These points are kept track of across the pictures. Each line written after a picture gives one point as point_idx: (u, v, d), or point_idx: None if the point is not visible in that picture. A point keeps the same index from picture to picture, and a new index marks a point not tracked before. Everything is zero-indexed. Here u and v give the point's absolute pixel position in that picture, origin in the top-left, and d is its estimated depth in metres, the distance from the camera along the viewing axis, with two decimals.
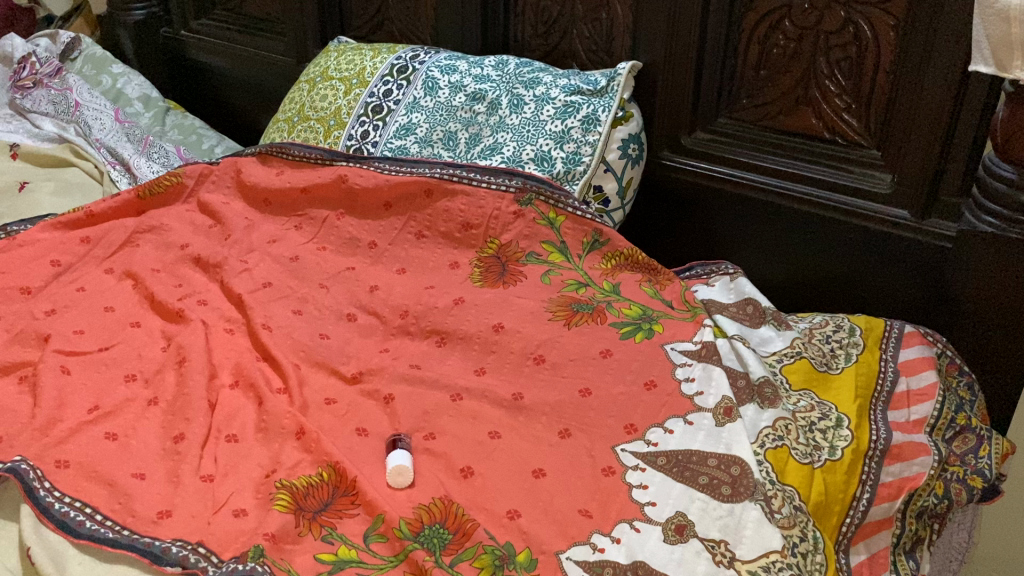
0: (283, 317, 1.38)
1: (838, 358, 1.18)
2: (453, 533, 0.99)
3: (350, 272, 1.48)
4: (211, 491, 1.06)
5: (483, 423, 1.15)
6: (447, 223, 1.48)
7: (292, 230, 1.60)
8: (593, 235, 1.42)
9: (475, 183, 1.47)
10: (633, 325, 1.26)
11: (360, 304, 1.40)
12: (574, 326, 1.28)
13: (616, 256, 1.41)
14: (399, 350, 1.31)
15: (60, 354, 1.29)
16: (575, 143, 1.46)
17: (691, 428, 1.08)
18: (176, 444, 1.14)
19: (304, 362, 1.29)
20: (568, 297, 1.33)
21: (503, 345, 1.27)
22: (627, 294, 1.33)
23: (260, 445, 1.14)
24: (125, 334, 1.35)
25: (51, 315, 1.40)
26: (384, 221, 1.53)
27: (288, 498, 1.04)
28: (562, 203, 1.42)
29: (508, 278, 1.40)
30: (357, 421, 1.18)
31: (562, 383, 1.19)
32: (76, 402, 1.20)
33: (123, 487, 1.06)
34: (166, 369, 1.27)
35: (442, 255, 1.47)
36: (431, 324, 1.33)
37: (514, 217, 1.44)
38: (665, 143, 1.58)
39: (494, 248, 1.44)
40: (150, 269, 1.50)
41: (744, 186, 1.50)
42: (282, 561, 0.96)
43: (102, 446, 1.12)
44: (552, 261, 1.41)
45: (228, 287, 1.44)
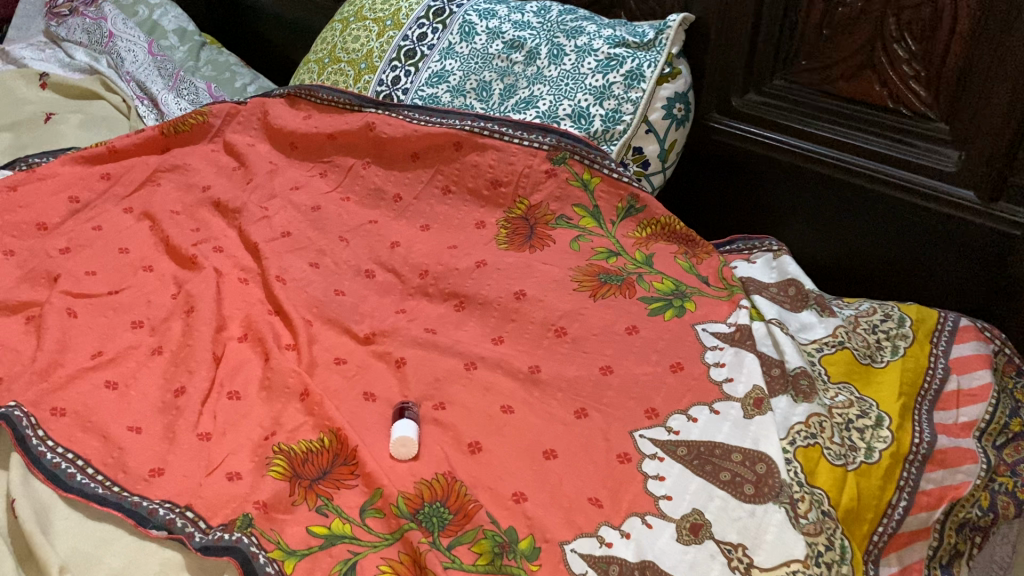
0: (299, 268, 1.32)
1: (884, 350, 1.09)
2: (453, 513, 0.94)
3: (372, 226, 1.42)
4: (207, 449, 1.02)
5: (496, 396, 1.09)
6: (475, 179, 1.40)
7: (317, 177, 1.54)
8: (628, 201, 1.33)
9: (507, 138, 1.39)
10: (663, 301, 1.18)
11: (380, 261, 1.34)
12: (599, 298, 1.20)
13: (651, 224, 1.33)
14: (416, 311, 1.25)
15: (69, 295, 1.25)
16: (617, 100, 1.36)
17: (717, 418, 1.00)
18: (176, 398, 1.09)
19: (317, 318, 1.24)
20: (596, 266, 1.26)
21: (524, 313, 1.19)
22: (659, 267, 1.25)
23: (263, 403, 1.09)
24: (136, 278, 1.31)
25: (65, 254, 1.36)
26: (410, 173, 1.47)
27: (285, 463, 0.99)
28: (597, 163, 1.34)
29: (536, 242, 1.32)
30: (365, 385, 1.13)
31: (583, 359, 1.12)
32: (79, 347, 1.16)
33: (117, 440, 1.02)
34: (175, 317, 1.22)
35: (468, 213, 1.40)
36: (450, 287, 1.26)
37: (546, 176, 1.36)
38: (715, 105, 1.48)
39: (523, 209, 1.37)
40: (169, 211, 1.46)
41: (797, 155, 1.39)
42: (272, 531, 0.91)
43: (101, 396, 1.08)
44: (583, 227, 1.33)
45: (246, 234, 1.39)
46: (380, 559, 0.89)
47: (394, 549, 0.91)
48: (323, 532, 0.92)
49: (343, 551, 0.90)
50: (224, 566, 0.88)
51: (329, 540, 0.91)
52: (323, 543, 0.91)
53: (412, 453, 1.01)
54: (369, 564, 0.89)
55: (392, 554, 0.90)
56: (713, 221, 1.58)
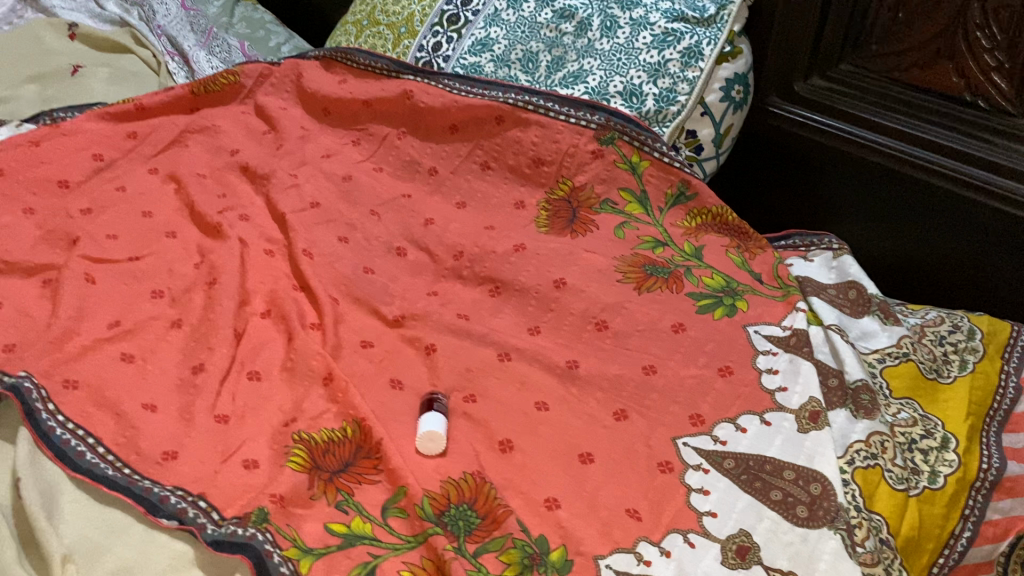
0: (328, 242, 1.26)
1: (951, 365, 1.01)
2: (481, 517, 0.88)
3: (405, 200, 1.35)
4: (225, 432, 0.96)
5: (531, 392, 1.03)
6: (516, 156, 1.33)
7: (350, 145, 1.47)
8: (679, 186, 1.26)
9: (553, 114, 1.31)
10: (713, 298, 1.10)
11: (413, 239, 1.28)
12: (644, 292, 1.12)
13: (701, 213, 1.25)
14: (449, 295, 1.19)
15: (88, 259, 1.19)
16: (672, 78, 1.28)
17: (768, 430, 0.93)
18: (194, 375, 1.04)
19: (344, 297, 1.18)
20: (642, 256, 1.18)
21: (563, 303, 1.13)
22: (709, 261, 1.17)
23: (285, 385, 1.03)
24: (159, 244, 1.25)
25: (87, 216, 1.31)
26: (447, 146, 1.39)
27: (305, 454, 0.94)
28: (648, 145, 1.26)
29: (577, 227, 1.25)
30: (393, 371, 1.07)
31: (625, 357, 1.05)
32: (96, 315, 1.11)
33: (131, 418, 0.97)
34: (197, 288, 1.17)
35: (507, 191, 1.33)
36: (486, 270, 1.20)
37: (592, 157, 1.29)
38: (774, 88, 1.38)
39: (566, 189, 1.30)
40: (196, 174, 1.40)
41: (859, 146, 1.30)
42: (288, 527, 0.86)
43: (117, 369, 1.03)
44: (629, 213, 1.26)
45: (274, 202, 1.32)
46: (401, 564, 0.84)
47: (417, 553, 0.85)
48: (342, 531, 0.86)
49: (363, 553, 0.84)
50: (235, 565, 0.83)
51: (348, 541, 0.85)
52: (342, 544, 0.85)
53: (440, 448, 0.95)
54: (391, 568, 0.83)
55: (415, 559, 0.84)
56: (767, 209, 1.50)
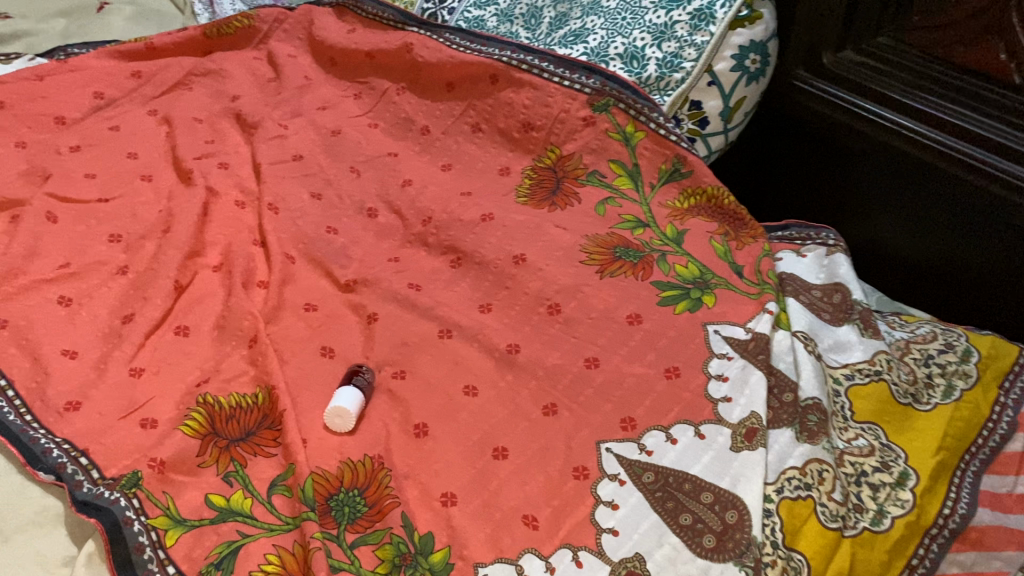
0: (297, 197, 1.21)
1: (933, 391, 0.88)
2: (367, 506, 0.82)
3: (390, 159, 1.28)
4: (134, 388, 0.93)
5: (462, 373, 0.96)
6: (507, 119, 1.24)
7: (351, 98, 1.41)
8: (674, 161, 1.15)
9: (547, 75, 1.21)
10: (679, 290, 0.99)
11: (386, 200, 1.21)
12: (606, 277, 1.02)
13: (695, 193, 1.14)
14: (409, 263, 1.12)
15: (55, 198, 1.18)
16: (678, 42, 1.15)
17: (699, 444, 0.83)
18: (123, 325, 1.01)
19: (301, 256, 1.12)
20: (617, 236, 1.08)
21: (519, 281, 1.04)
22: (688, 248, 1.05)
23: (211, 343, 0.99)
24: (131, 187, 1.23)
25: (73, 152, 1.30)
26: (442, 104, 1.32)
27: (205, 418, 0.89)
28: (644, 114, 1.15)
29: (559, 199, 1.15)
30: (326, 338, 1.01)
31: (569, 345, 0.96)
32: (46, 254, 1.10)
33: (47, 363, 0.95)
34: (153, 235, 1.14)
35: (494, 156, 1.24)
36: (450, 240, 1.12)
37: (583, 124, 1.18)
38: (802, 59, 1.23)
39: (554, 157, 1.20)
40: (190, 118, 1.37)
41: (890, 132, 1.13)
42: (163, 494, 0.82)
43: (49, 313, 1.01)
44: (616, 187, 1.15)
45: (255, 153, 1.28)
46: (269, 547, 0.78)
47: (288, 538, 0.79)
48: (217, 504, 0.82)
49: (231, 531, 0.80)
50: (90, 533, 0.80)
51: (220, 515, 0.81)
52: (214, 517, 0.80)
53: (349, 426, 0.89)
54: (256, 549, 0.78)
55: (284, 544, 0.79)
56: (791, 198, 1.35)
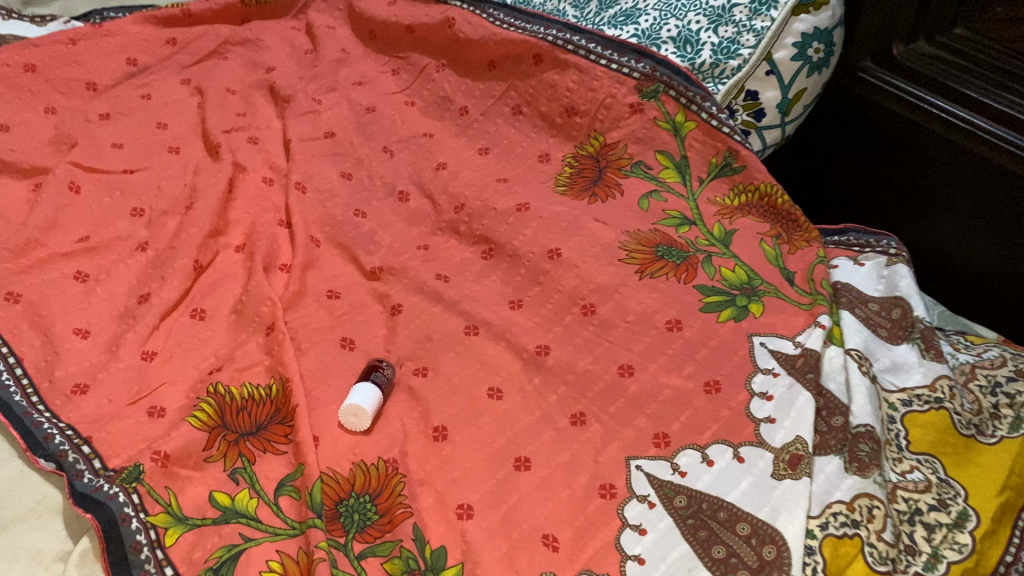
0: (327, 177, 1.16)
1: (999, 422, 0.80)
2: (378, 514, 0.78)
3: (425, 140, 1.23)
4: (145, 373, 0.89)
5: (487, 374, 0.91)
6: (549, 102, 1.17)
7: (388, 74, 1.36)
8: (725, 155, 1.07)
9: (594, 57, 1.14)
10: (724, 297, 0.92)
11: (419, 183, 1.16)
12: (646, 278, 0.95)
13: (746, 190, 1.06)
14: (438, 252, 1.07)
15: (80, 167, 1.14)
16: (736, 27, 1.07)
17: (738, 468, 0.77)
18: (139, 305, 0.97)
19: (326, 240, 1.08)
20: (660, 233, 1.01)
21: (552, 278, 0.98)
22: (736, 250, 0.98)
23: (228, 329, 0.95)
24: (158, 159, 1.19)
25: (103, 120, 1.26)
26: (482, 84, 1.26)
27: (215, 410, 0.85)
28: (696, 103, 1.08)
29: (599, 190, 1.09)
30: (347, 329, 0.97)
31: (603, 350, 0.90)
32: (67, 227, 1.06)
33: (58, 342, 0.91)
34: (176, 211, 1.10)
35: (534, 141, 1.18)
36: (482, 229, 1.07)
37: (629, 111, 1.11)
38: (870, 50, 1.15)
39: (597, 145, 1.13)
40: (223, 88, 1.33)
41: (965, 133, 1.04)
42: (164, 490, 0.78)
43: (65, 288, 0.98)
44: (662, 180, 1.08)
45: (286, 128, 1.23)
46: (272, 553, 0.74)
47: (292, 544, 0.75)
48: (221, 505, 0.77)
49: (233, 533, 0.75)
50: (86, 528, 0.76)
51: (223, 515, 0.76)
52: (216, 518, 0.76)
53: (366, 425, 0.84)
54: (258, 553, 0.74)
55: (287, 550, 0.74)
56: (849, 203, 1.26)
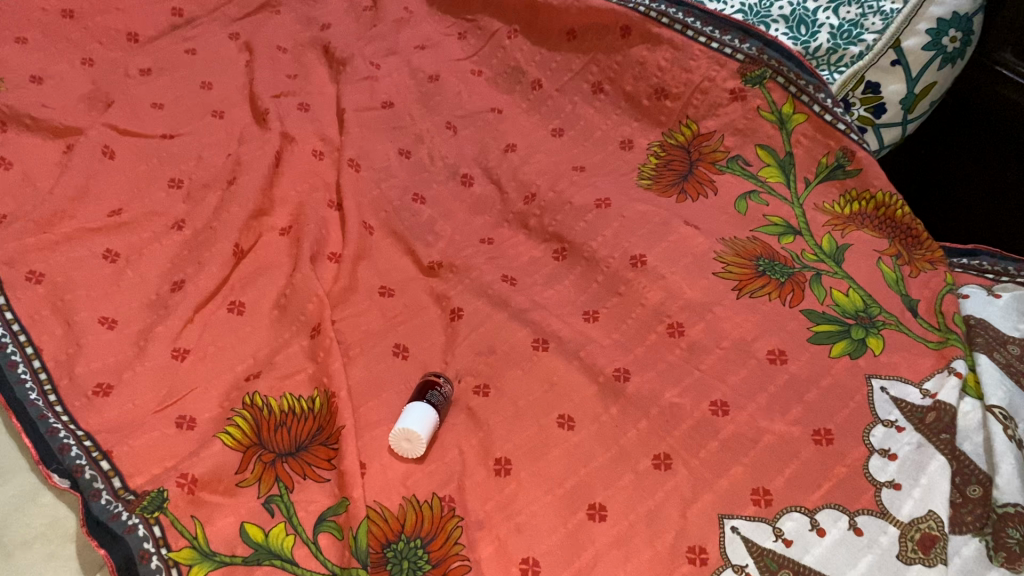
0: (384, 154, 1.05)
1: None
2: (431, 565, 0.67)
3: (493, 116, 1.11)
4: (176, 374, 0.80)
5: (557, 398, 0.80)
6: (636, 82, 1.05)
7: (454, 37, 1.23)
8: (838, 155, 0.94)
9: (692, 33, 1.00)
10: (838, 326, 0.80)
11: (484, 168, 1.05)
12: (745, 297, 0.83)
13: (860, 198, 0.93)
14: (504, 248, 0.96)
15: (114, 129, 1.04)
16: (860, 7, 0.93)
17: (854, 542, 0.65)
18: (172, 293, 0.87)
19: (381, 227, 0.97)
20: (760, 243, 0.88)
21: (635, 289, 0.86)
22: (849, 269, 0.85)
23: (269, 327, 0.85)
24: (200, 123, 1.08)
25: (143, 76, 1.16)
26: (559, 55, 1.13)
27: (252, 425, 0.75)
28: (808, 93, 0.94)
29: (689, 187, 0.96)
30: (402, 334, 0.87)
31: (692, 380, 0.79)
32: (98, 197, 0.96)
33: (81, 332, 0.82)
34: (217, 184, 0.99)
35: (616, 124, 1.05)
36: (555, 226, 0.95)
37: (729, 98, 0.98)
38: (1012, 40, 0.94)
39: (689, 134, 1.00)
40: (273, 46, 1.21)
41: None
42: (190, 520, 0.68)
43: (93, 268, 0.88)
44: (762, 180, 0.95)
45: (340, 94, 1.11)
46: None
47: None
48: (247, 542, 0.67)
49: None
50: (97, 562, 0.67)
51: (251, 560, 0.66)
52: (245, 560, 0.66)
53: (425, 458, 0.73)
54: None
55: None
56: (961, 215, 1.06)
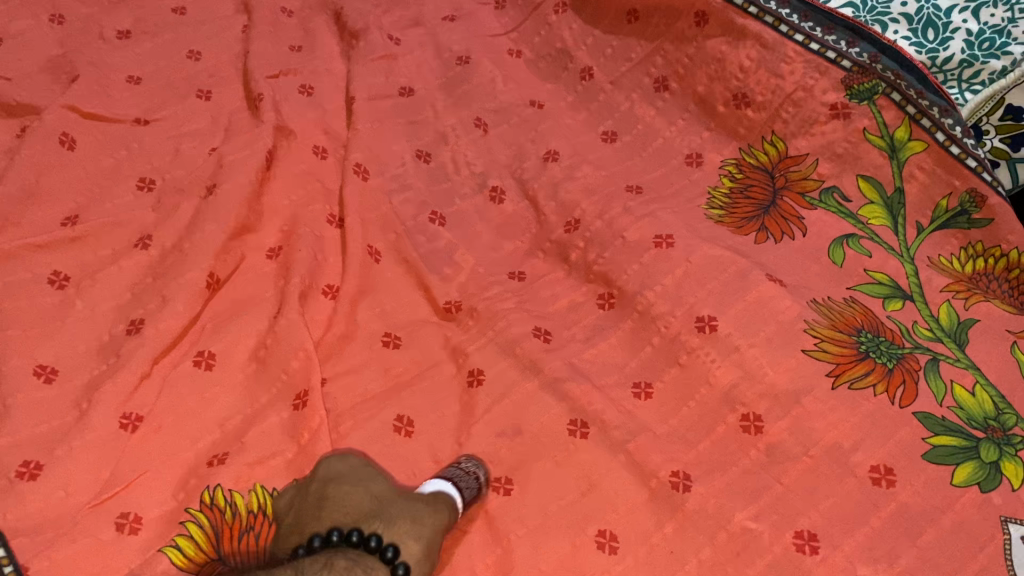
0: (398, 156, 0.87)
1: None
2: None
3: (532, 112, 0.92)
4: (119, 454, 0.63)
5: (597, 507, 0.63)
6: (711, 83, 0.86)
7: (491, 7, 1.04)
8: (963, 199, 0.75)
9: (787, 28, 0.82)
10: (963, 442, 0.63)
11: (519, 180, 0.86)
12: (841, 388, 0.65)
13: (985, 254, 0.74)
14: (537, 286, 0.78)
15: (77, 111, 0.87)
16: (1009, 9, 0.74)
17: None
18: (127, 336, 0.71)
19: (389, 252, 0.79)
20: (861, 310, 0.70)
21: (701, 362, 0.68)
22: (975, 355, 0.67)
23: (243, 387, 0.69)
24: (181, 105, 0.90)
25: (121, 40, 0.98)
26: (617, 39, 0.94)
27: (208, 533, 0.60)
28: (930, 116, 0.76)
29: (771, 223, 0.78)
30: (405, 399, 0.70)
31: (772, 500, 0.61)
32: (51, 200, 0.79)
33: (9, 388, 0.66)
34: (194, 190, 0.82)
35: (681, 133, 0.87)
36: (603, 263, 0.77)
37: (827, 115, 0.80)
38: None
39: (773, 153, 0.82)
40: (278, 8, 1.02)
41: None
42: None
43: (34, 297, 0.72)
44: (863, 221, 0.76)
45: (351, 75, 0.93)
46: None
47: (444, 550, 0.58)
48: (357, 480, 0.60)
49: None
50: None
51: (360, 493, 0.58)
52: (354, 493, 0.58)
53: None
54: (425, 534, 0.56)
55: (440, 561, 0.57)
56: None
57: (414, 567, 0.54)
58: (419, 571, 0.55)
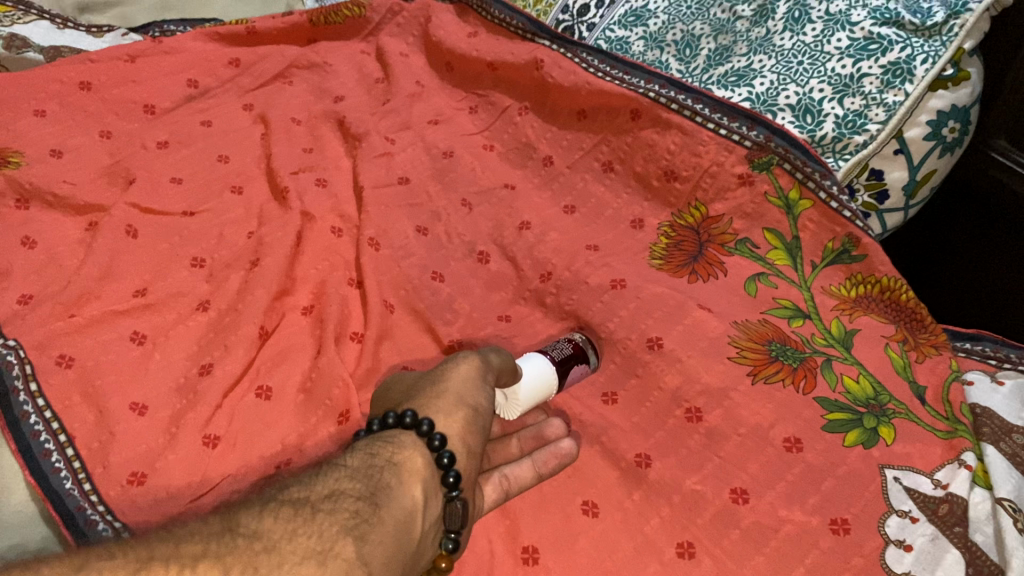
0: (402, 232, 1.07)
1: None
2: None
3: (506, 192, 1.14)
4: (205, 465, 0.81)
5: (581, 484, 0.82)
6: (646, 163, 1.09)
7: (465, 111, 1.28)
8: (844, 241, 0.97)
9: (701, 119, 1.06)
10: (852, 415, 0.83)
11: (500, 244, 1.07)
12: (759, 382, 0.86)
13: (866, 282, 0.96)
14: (522, 325, 0.98)
15: (137, 208, 1.06)
16: (864, 98, 0.98)
17: None
18: (199, 378, 0.89)
19: (401, 305, 0.99)
20: (772, 326, 0.92)
21: (653, 371, 0.88)
22: (859, 355, 0.89)
23: (295, 412, 0.87)
24: (219, 200, 1.10)
25: (161, 149, 1.17)
26: (570, 133, 1.17)
27: None
28: (813, 180, 0.98)
29: (700, 268, 1.00)
30: None
31: (713, 468, 0.81)
32: (123, 277, 0.98)
33: (112, 420, 0.83)
34: (239, 265, 1.01)
35: (626, 204, 1.09)
36: (572, 304, 0.97)
37: (737, 182, 1.03)
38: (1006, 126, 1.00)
39: (698, 216, 1.04)
40: (289, 118, 1.24)
41: None
42: None
43: (120, 351, 0.90)
44: (770, 262, 0.99)
45: (358, 170, 1.14)
46: None
47: (484, 396, 0.81)
48: (398, 387, 0.85)
49: None
50: None
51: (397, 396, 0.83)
52: (394, 396, 0.83)
53: (559, 437, 0.84)
54: (447, 393, 0.79)
55: (481, 403, 0.80)
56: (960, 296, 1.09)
57: (438, 421, 0.77)
58: (449, 418, 0.77)
